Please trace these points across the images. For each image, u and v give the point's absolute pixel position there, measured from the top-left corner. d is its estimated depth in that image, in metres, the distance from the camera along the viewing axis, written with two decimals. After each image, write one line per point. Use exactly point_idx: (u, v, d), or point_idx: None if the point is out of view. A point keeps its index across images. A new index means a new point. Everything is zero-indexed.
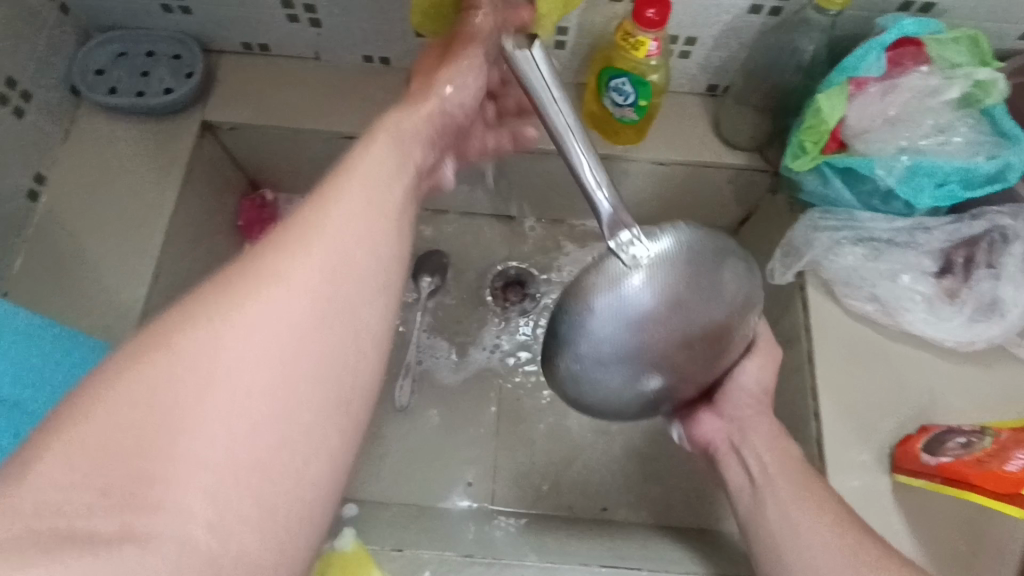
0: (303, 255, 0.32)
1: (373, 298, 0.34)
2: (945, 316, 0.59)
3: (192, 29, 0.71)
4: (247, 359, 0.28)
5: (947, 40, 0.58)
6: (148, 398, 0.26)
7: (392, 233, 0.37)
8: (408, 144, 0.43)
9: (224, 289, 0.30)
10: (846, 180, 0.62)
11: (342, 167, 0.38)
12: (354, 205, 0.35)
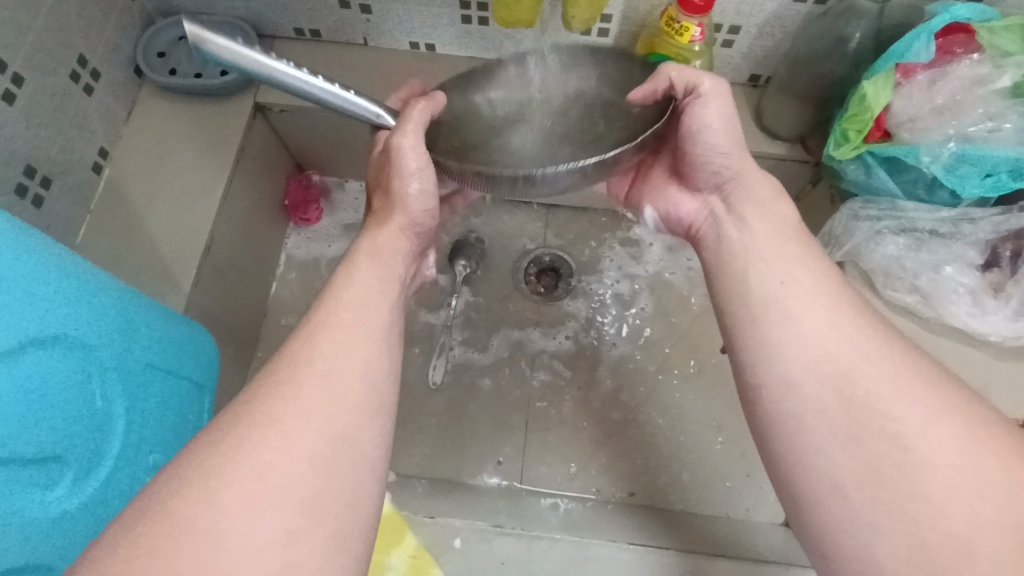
0: (295, 394, 0.36)
1: (369, 424, 0.37)
2: (990, 309, 0.59)
3: (249, 15, 0.75)
4: (245, 498, 0.32)
5: (1000, 28, 0.57)
6: (168, 534, 0.30)
7: (381, 351, 0.41)
8: (392, 259, 0.48)
9: (229, 433, 0.34)
10: (890, 169, 0.61)
11: (332, 291, 0.43)
12: (336, 334, 0.40)
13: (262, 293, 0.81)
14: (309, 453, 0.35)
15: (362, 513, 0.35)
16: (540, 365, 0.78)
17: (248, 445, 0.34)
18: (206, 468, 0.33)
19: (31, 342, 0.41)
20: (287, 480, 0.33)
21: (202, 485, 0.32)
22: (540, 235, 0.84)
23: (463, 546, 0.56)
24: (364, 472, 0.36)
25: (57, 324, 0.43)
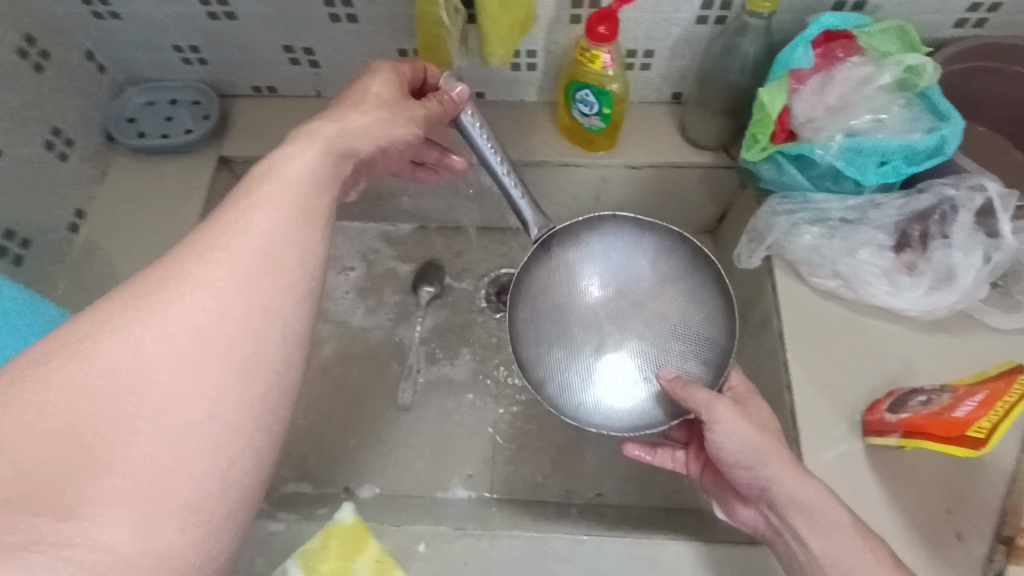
0: (216, 262, 0.37)
1: (293, 297, 0.39)
2: (905, 287, 0.65)
3: (209, 79, 0.81)
4: (155, 365, 0.33)
5: (875, 32, 0.63)
6: (68, 390, 0.31)
7: (314, 237, 0.42)
8: (338, 150, 0.47)
9: (142, 295, 0.35)
10: (799, 165, 0.67)
11: (264, 169, 0.43)
12: (273, 215, 0.40)
13: None
14: (234, 320, 0.36)
15: (283, 384, 0.38)
16: (505, 378, 0.81)
17: (171, 302, 0.35)
18: (125, 321, 0.34)
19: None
20: (210, 340, 0.35)
21: (110, 345, 0.33)
22: (498, 258, 0.89)
23: (428, 551, 0.58)
24: (289, 341, 0.38)
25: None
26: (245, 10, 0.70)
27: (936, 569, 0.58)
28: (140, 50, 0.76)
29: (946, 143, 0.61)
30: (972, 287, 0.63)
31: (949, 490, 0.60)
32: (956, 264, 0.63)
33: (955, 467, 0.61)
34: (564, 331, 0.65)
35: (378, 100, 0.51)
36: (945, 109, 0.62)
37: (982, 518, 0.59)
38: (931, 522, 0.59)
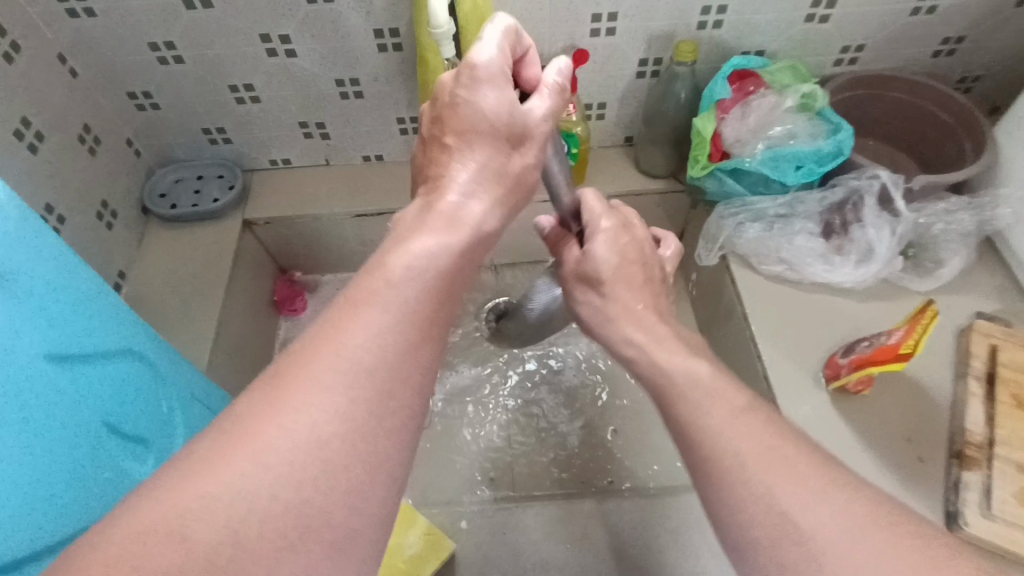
0: (348, 344, 0.34)
1: (420, 387, 0.36)
2: (837, 264, 0.79)
3: (232, 156, 0.94)
4: (283, 456, 0.31)
5: (775, 70, 0.81)
6: (202, 480, 0.29)
7: (442, 313, 0.39)
8: (462, 210, 0.45)
9: (281, 379, 0.33)
10: (735, 176, 0.83)
11: (395, 243, 0.41)
12: (401, 324, 0.36)
13: None
14: (356, 411, 0.33)
15: (396, 483, 0.34)
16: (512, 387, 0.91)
17: (305, 386, 0.33)
18: (264, 408, 0.32)
19: (32, 372, 0.45)
20: (334, 432, 0.32)
21: (247, 434, 0.31)
22: (494, 290, 1.02)
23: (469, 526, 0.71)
24: (407, 434, 0.35)
25: (55, 345, 0.48)
26: (269, 92, 0.85)
27: (908, 490, 0.67)
28: (174, 136, 0.89)
29: (844, 145, 0.77)
30: (889, 257, 0.77)
31: (906, 424, 0.71)
32: (872, 238, 0.78)
33: (906, 404, 0.72)
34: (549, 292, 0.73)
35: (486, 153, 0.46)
36: (838, 121, 0.79)
37: (936, 444, 0.69)
38: (897, 451, 0.69)
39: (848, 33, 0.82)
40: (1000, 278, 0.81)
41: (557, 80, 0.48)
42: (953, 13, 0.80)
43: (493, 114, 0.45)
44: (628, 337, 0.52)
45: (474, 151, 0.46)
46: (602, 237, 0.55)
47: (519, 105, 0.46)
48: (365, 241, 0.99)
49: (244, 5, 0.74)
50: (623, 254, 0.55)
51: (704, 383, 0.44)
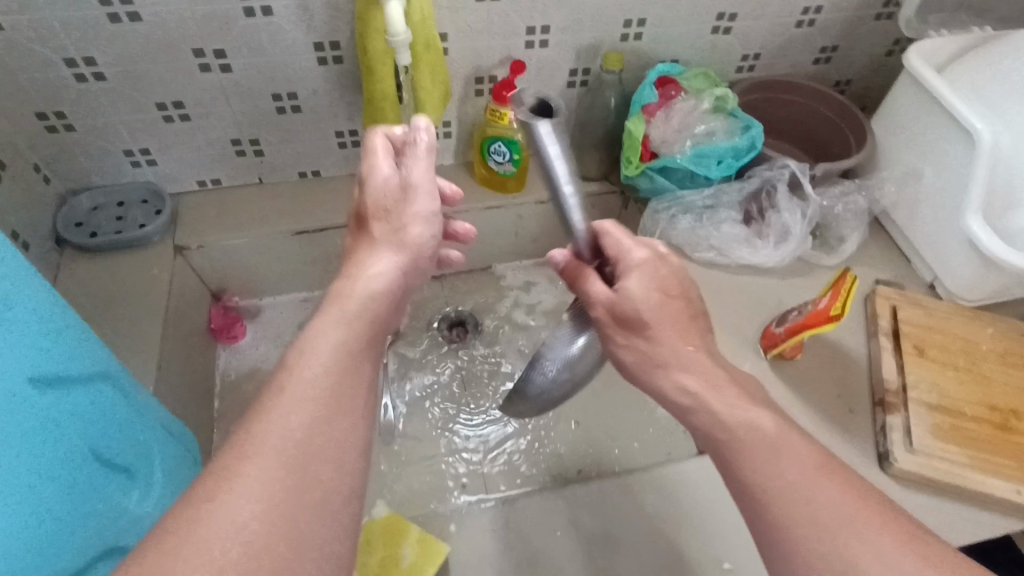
0: (269, 435, 0.36)
1: (345, 465, 0.38)
2: (759, 246, 0.88)
3: (155, 180, 0.89)
4: (212, 551, 0.32)
5: (690, 77, 0.90)
6: None
7: (358, 390, 0.41)
8: (366, 289, 0.48)
9: (208, 480, 0.34)
10: (664, 173, 0.90)
11: (306, 331, 0.43)
12: (306, 400, 0.39)
13: (208, 409, 0.87)
14: (285, 497, 0.35)
15: (333, 560, 0.36)
16: (473, 393, 0.93)
17: (231, 482, 0.34)
18: (194, 508, 0.33)
19: (21, 402, 0.41)
20: (264, 519, 0.34)
21: (174, 539, 0.32)
22: (442, 302, 1.03)
23: (457, 529, 0.71)
24: (337, 511, 0.37)
25: (32, 366, 0.42)
26: (200, 110, 0.82)
27: (844, 438, 0.75)
28: (92, 159, 0.83)
29: (756, 140, 0.87)
30: (802, 236, 0.87)
31: (835, 382, 0.80)
32: (787, 221, 0.87)
33: (834, 365, 0.81)
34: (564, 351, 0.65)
35: (374, 237, 0.53)
36: (748, 120, 0.88)
37: (861, 396, 0.79)
38: (831, 407, 0.78)
39: (746, 44, 0.93)
40: (889, 250, 0.94)
41: (422, 140, 0.54)
42: (827, 26, 0.94)
43: (379, 193, 0.54)
44: (684, 385, 0.50)
45: (371, 235, 0.53)
46: (637, 272, 0.55)
47: (381, 179, 0.54)
48: (306, 260, 0.96)
49: (176, 18, 0.71)
50: (660, 286, 0.54)
51: (767, 433, 0.45)
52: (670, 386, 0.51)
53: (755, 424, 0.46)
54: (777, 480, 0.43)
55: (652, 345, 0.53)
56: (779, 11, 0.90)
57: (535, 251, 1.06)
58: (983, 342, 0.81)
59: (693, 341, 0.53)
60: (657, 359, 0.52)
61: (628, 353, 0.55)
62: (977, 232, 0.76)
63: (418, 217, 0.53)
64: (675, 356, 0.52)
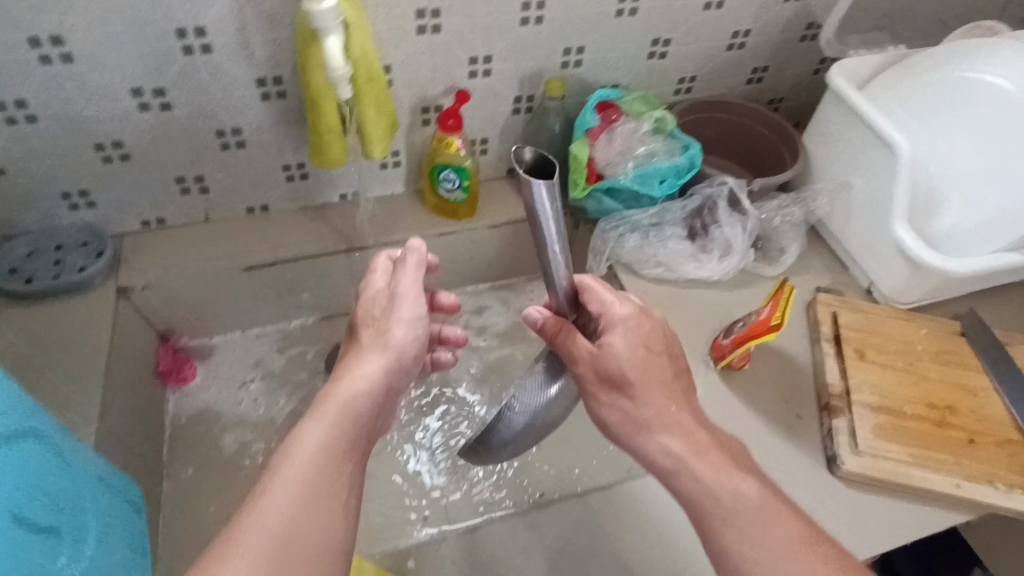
0: (261, 519, 0.47)
1: (317, 554, 0.47)
2: (705, 260, 0.92)
3: (96, 221, 0.87)
4: None
5: (630, 100, 0.93)
6: None
7: (338, 484, 0.51)
8: (346, 395, 0.57)
9: (213, 557, 0.45)
10: (609, 194, 0.93)
11: (292, 438, 0.54)
12: (290, 495, 0.49)
13: (158, 456, 0.84)
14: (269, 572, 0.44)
15: None
16: (433, 421, 0.92)
17: (228, 558, 0.44)
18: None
19: None
20: None
21: None
22: None
23: (418, 563, 0.70)
24: None
25: None
26: (140, 150, 0.81)
27: (793, 444, 0.78)
28: (28, 202, 0.81)
29: (695, 158, 0.90)
30: (744, 249, 0.91)
31: (782, 389, 0.83)
32: (728, 236, 0.91)
33: (781, 373, 0.84)
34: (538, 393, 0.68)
35: (362, 342, 0.65)
36: (687, 139, 0.91)
37: (808, 402, 0.82)
38: (779, 414, 0.80)
39: (681, 68, 0.97)
40: (827, 259, 0.98)
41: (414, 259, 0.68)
42: (757, 48, 0.98)
43: (370, 303, 0.67)
44: (666, 447, 0.56)
45: (361, 341, 0.65)
46: (618, 332, 0.60)
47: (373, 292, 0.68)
48: (258, 296, 0.95)
49: (111, 59, 0.71)
50: (642, 345, 0.60)
51: (751, 499, 0.53)
52: (652, 448, 0.57)
53: (737, 491, 0.54)
54: (758, 548, 0.51)
55: (637, 402, 0.58)
56: (710, 36, 0.94)
57: (491, 275, 1.07)
58: (919, 342, 0.86)
59: (672, 397, 0.58)
60: (645, 417, 0.58)
61: (608, 416, 0.60)
62: (906, 239, 0.81)
63: (400, 326, 0.65)
64: (659, 416, 0.58)
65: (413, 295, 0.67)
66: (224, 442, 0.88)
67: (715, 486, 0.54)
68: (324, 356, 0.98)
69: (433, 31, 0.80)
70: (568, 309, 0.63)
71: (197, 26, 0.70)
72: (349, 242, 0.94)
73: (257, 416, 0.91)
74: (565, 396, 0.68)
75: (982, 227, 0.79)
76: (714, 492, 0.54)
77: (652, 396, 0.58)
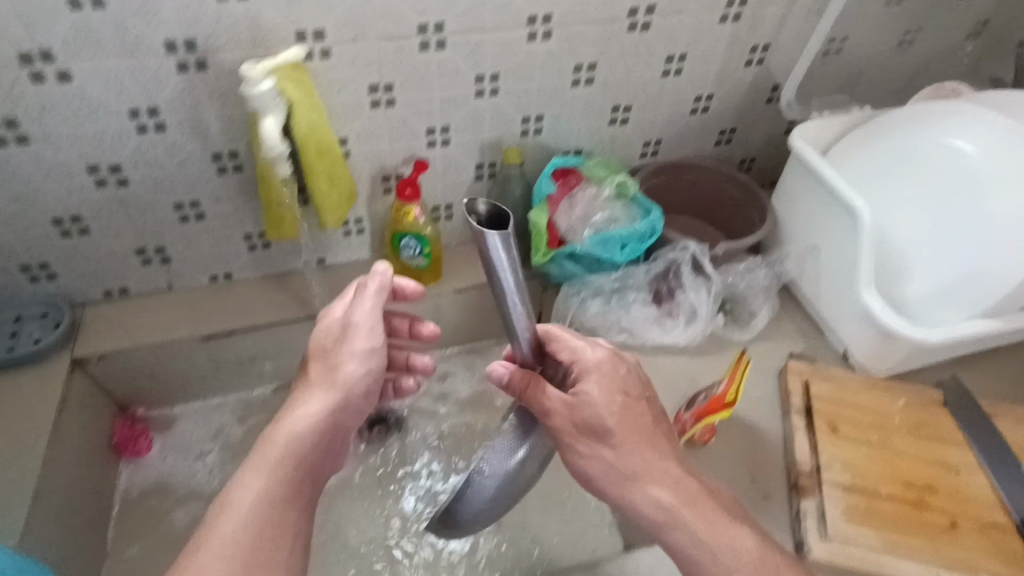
0: None
1: None
2: (670, 326, 0.90)
3: (57, 292, 0.87)
4: None
5: (591, 165, 0.93)
6: None
7: (274, 546, 0.52)
8: (287, 444, 0.57)
9: None
10: (573, 259, 0.91)
11: (228, 492, 0.54)
12: (220, 559, 0.50)
13: (102, 534, 0.82)
14: None
15: None
16: (390, 495, 0.89)
17: None
18: None
19: None
20: None
21: None
22: None
23: None
24: None
25: None
26: (99, 223, 0.82)
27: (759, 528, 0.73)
28: None
29: (656, 223, 0.89)
30: (709, 314, 0.89)
31: (748, 465, 0.79)
32: (692, 301, 0.89)
33: (746, 448, 0.80)
34: (504, 454, 0.62)
35: (311, 378, 0.62)
36: (648, 204, 0.91)
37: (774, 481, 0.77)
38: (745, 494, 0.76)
39: (644, 133, 0.97)
40: (801, 323, 0.95)
41: (378, 286, 0.64)
42: (722, 112, 0.98)
43: (324, 335, 0.64)
44: (656, 500, 0.55)
45: (311, 376, 0.62)
46: (592, 377, 0.58)
47: (326, 322, 0.64)
48: (218, 364, 0.94)
49: (66, 139, 0.72)
50: (614, 385, 0.58)
51: (750, 552, 0.53)
52: (641, 500, 0.55)
53: (734, 543, 0.53)
54: None
55: (621, 453, 0.56)
56: (671, 102, 0.94)
57: (458, 339, 1.05)
58: (891, 416, 0.81)
59: (646, 438, 0.57)
60: (624, 468, 0.56)
61: (592, 472, 0.56)
62: (872, 303, 0.78)
63: (352, 358, 0.62)
64: (638, 469, 0.56)
65: (370, 326, 0.63)
66: (173, 519, 0.85)
67: (710, 539, 0.54)
68: None
69: (387, 105, 0.81)
70: (530, 359, 0.59)
71: (150, 106, 0.72)
72: (310, 309, 0.94)
73: (210, 490, 0.88)
74: (534, 455, 0.63)
75: (944, 297, 0.77)
76: (712, 546, 0.53)
77: (629, 441, 0.57)
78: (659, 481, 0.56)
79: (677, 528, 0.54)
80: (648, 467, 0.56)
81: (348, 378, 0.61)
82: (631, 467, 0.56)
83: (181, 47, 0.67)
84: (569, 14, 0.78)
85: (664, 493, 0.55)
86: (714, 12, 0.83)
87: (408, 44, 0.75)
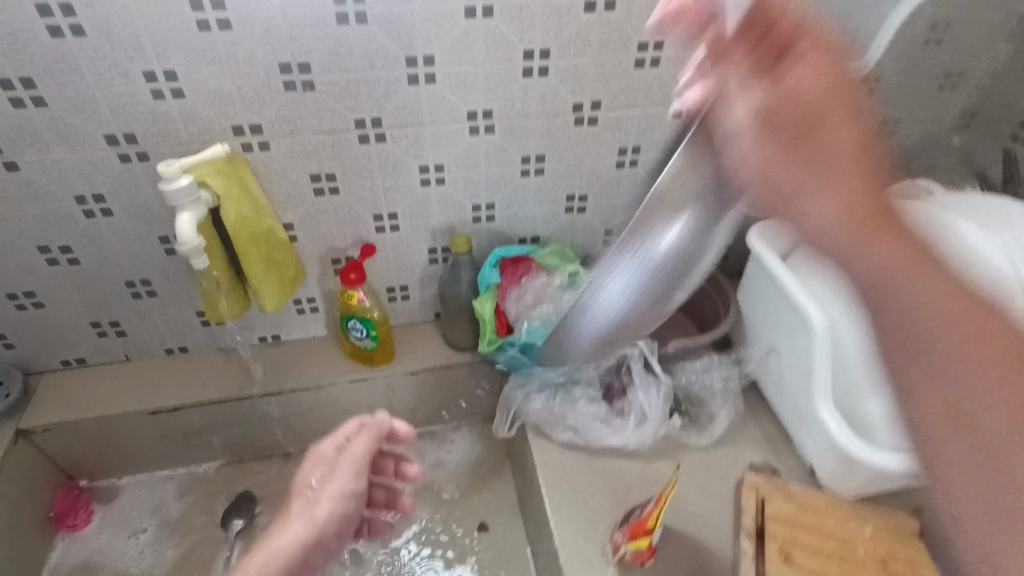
0: None
1: None
2: (620, 426, 0.83)
3: (16, 360, 0.90)
4: None
5: (544, 253, 0.91)
6: None
7: None
8: None
9: None
10: (521, 350, 0.89)
11: None
12: None
13: None
14: None
15: None
16: None
17: None
18: None
19: None
20: None
21: None
22: None
23: None
24: None
25: None
26: (52, 298, 0.84)
27: None
28: None
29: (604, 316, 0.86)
30: (659, 416, 0.83)
31: None
32: (643, 401, 0.84)
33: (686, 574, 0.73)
34: None
35: (290, 513, 0.61)
36: None
37: None
38: None
39: (606, 220, 0.94)
40: (768, 428, 0.87)
41: (373, 429, 0.65)
42: None
43: (307, 473, 0.64)
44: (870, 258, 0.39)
45: (291, 513, 0.61)
46: (750, 101, 0.42)
47: (314, 458, 0.65)
48: (165, 438, 0.94)
49: (17, 221, 0.75)
50: (785, 106, 0.41)
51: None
52: (874, 262, 0.39)
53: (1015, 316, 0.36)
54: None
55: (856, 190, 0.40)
56: (631, 191, 0.91)
57: (413, 421, 1.02)
58: (863, 548, 0.72)
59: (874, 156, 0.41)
60: (842, 213, 0.39)
61: (820, 210, 0.40)
62: (829, 423, 0.71)
63: (331, 497, 0.61)
64: (828, 222, 0.40)
65: (353, 466, 0.63)
66: None
67: (987, 291, 0.40)
68: (225, 503, 0.94)
69: (331, 193, 0.81)
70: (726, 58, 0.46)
71: (94, 193, 0.74)
72: (255, 389, 0.92)
73: (136, 571, 0.87)
74: None
75: None
76: (958, 316, 0.36)
77: (863, 190, 0.40)
78: (886, 232, 0.39)
79: (913, 344, 0.37)
80: (886, 222, 0.39)
81: (325, 517, 0.60)
82: (869, 204, 0.40)
83: (122, 140, 0.70)
84: (510, 109, 0.77)
85: (940, 286, 0.38)
86: (665, 107, 0.82)
87: (346, 137, 0.76)
